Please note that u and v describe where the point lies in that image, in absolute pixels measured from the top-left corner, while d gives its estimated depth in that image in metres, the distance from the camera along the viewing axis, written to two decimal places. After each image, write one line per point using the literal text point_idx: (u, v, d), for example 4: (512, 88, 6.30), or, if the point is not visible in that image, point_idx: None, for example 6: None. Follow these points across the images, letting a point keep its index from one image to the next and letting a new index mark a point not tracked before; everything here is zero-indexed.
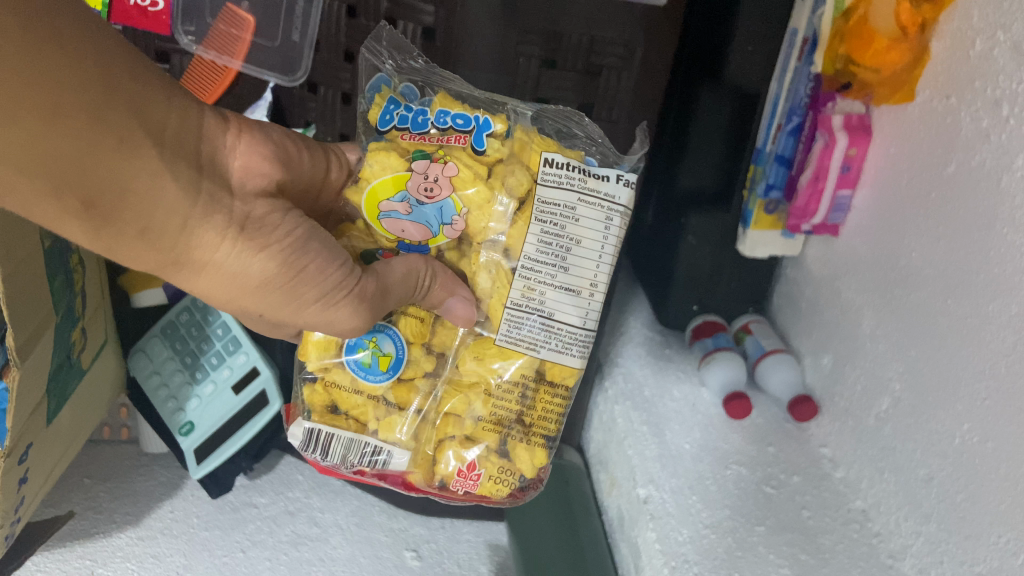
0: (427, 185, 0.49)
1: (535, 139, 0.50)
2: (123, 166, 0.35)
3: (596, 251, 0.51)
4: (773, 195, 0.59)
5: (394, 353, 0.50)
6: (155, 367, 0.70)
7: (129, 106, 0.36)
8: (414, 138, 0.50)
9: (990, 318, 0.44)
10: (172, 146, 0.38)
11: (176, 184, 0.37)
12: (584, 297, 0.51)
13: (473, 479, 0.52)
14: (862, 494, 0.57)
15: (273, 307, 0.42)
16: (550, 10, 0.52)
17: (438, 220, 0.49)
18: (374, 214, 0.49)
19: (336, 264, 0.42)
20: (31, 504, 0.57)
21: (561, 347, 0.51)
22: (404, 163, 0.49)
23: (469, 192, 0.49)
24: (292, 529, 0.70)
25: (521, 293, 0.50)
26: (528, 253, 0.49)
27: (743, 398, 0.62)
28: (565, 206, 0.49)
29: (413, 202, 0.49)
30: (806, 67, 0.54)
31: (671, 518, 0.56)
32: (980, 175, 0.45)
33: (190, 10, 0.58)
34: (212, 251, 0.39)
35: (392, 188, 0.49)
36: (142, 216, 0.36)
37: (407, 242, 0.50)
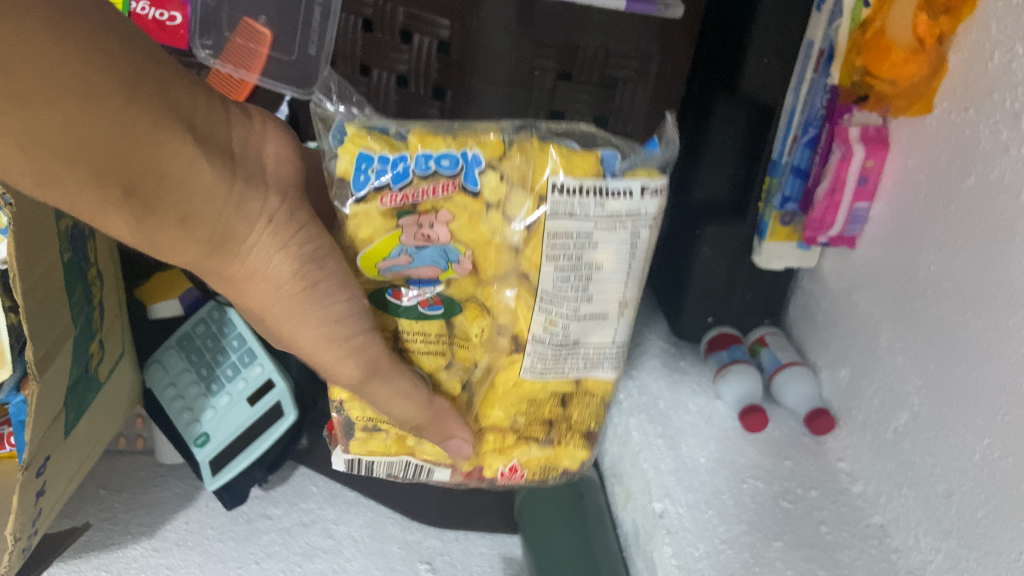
0: (425, 236, 0.47)
1: (533, 164, 0.47)
2: (162, 152, 0.35)
3: (620, 270, 0.49)
4: (788, 208, 0.59)
5: (422, 387, 0.53)
6: (171, 378, 0.70)
7: (162, 88, 0.35)
8: (398, 196, 0.46)
9: (1011, 332, 0.44)
10: (207, 135, 0.38)
11: (213, 170, 0.37)
12: (612, 317, 0.51)
13: (517, 477, 0.58)
14: (880, 509, 0.56)
15: (279, 315, 0.43)
16: (569, 23, 0.52)
17: (440, 263, 0.49)
18: (372, 267, 0.48)
19: (343, 294, 0.44)
20: (47, 517, 0.57)
21: (593, 361, 0.53)
22: (389, 220, 0.47)
23: (468, 234, 0.48)
24: (305, 541, 0.70)
25: (543, 323, 0.50)
26: (546, 291, 0.49)
27: (761, 411, 0.61)
28: (587, 234, 0.47)
29: (411, 250, 0.48)
30: (822, 78, 0.54)
31: (687, 532, 0.55)
32: (999, 189, 0.45)
33: (207, 24, 0.60)
34: (243, 242, 0.39)
35: (387, 245, 0.47)
36: (179, 202, 0.36)
37: (409, 279, 0.50)
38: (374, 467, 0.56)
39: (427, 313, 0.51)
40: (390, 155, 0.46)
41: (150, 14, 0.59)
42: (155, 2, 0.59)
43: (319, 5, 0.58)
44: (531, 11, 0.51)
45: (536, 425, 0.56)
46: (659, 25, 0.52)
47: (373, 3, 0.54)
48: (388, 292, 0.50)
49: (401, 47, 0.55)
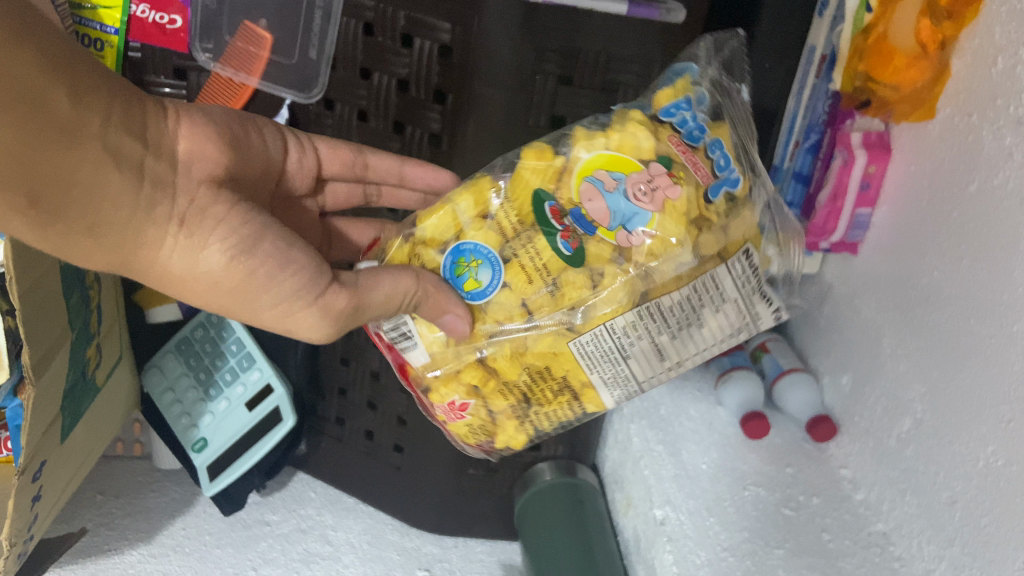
0: (644, 188, 0.44)
1: (746, 227, 0.46)
2: (67, 158, 0.37)
3: (703, 344, 0.48)
4: (791, 213, 0.61)
5: (484, 284, 0.46)
6: (169, 383, 0.70)
7: (68, 96, 0.38)
8: (682, 146, 0.45)
9: (1015, 338, 0.44)
10: (117, 140, 0.39)
11: (121, 176, 0.39)
12: (664, 369, 0.48)
13: (457, 414, 0.50)
14: (883, 516, 0.56)
15: (230, 307, 0.43)
16: (570, 28, 0.51)
17: (623, 223, 0.45)
18: (581, 172, 0.45)
19: (287, 269, 0.41)
20: (43, 522, 0.56)
21: (608, 380, 0.47)
22: (648, 153, 0.45)
23: (667, 222, 0.44)
24: (303, 547, 0.69)
25: (635, 315, 0.45)
26: (664, 298, 0.45)
27: (762, 417, 0.61)
28: (725, 293, 0.46)
29: (620, 184, 0.45)
30: (824, 84, 0.56)
31: (688, 539, 0.55)
32: (1003, 195, 0.45)
33: (208, 27, 0.59)
34: (158, 248, 0.40)
35: (605, 163, 0.45)
36: (88, 210, 0.38)
37: (582, 211, 0.45)
38: None
39: (555, 243, 0.45)
40: (700, 120, 0.47)
41: (150, 16, 0.59)
42: (154, 5, 0.59)
43: (320, 8, 0.56)
44: (534, 14, 0.51)
45: (499, 392, 0.49)
46: (661, 29, 0.52)
47: (373, 7, 0.54)
48: (548, 204, 0.45)
49: (402, 51, 0.54)
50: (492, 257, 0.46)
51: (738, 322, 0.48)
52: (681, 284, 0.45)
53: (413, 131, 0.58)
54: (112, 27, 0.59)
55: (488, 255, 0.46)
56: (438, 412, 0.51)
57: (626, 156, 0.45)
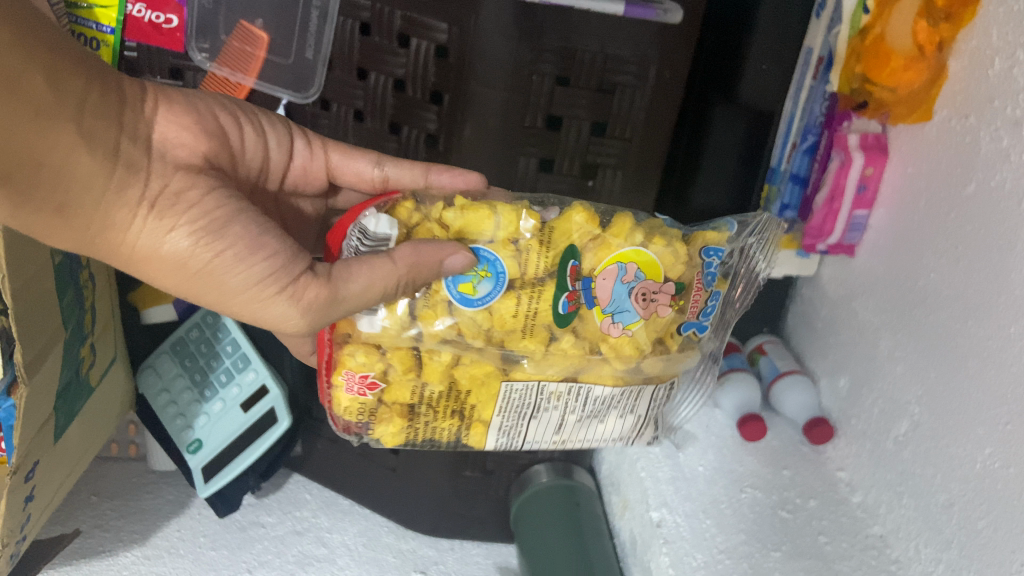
0: (647, 300, 0.45)
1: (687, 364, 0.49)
2: (40, 139, 0.37)
3: (595, 435, 0.50)
4: (787, 215, 0.60)
5: (479, 293, 0.44)
6: (164, 384, 0.69)
7: (47, 78, 0.37)
8: (699, 288, 0.46)
9: (1012, 340, 0.43)
10: (93, 122, 0.39)
11: (93, 159, 0.39)
12: (551, 439, 0.49)
13: (355, 386, 0.46)
14: (880, 519, 0.55)
15: (201, 291, 0.42)
16: (567, 27, 0.52)
17: (614, 313, 0.44)
18: (617, 252, 0.44)
19: (259, 254, 0.40)
20: (36, 523, 0.56)
21: (507, 426, 0.48)
22: (677, 272, 0.45)
23: (638, 333, 0.45)
24: (299, 549, 0.69)
25: (567, 388, 0.46)
26: (597, 389, 0.47)
27: (758, 419, 0.61)
28: (636, 406, 0.49)
29: (634, 280, 0.44)
30: (822, 85, 0.56)
31: (685, 542, 0.55)
32: (1000, 197, 0.45)
33: (204, 27, 0.59)
34: (125, 230, 0.40)
35: (642, 262, 0.44)
36: (57, 191, 0.38)
37: (592, 284, 0.44)
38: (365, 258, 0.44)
39: (555, 304, 0.44)
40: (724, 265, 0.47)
41: (146, 16, 0.59)
42: (151, 5, 0.58)
43: (316, 7, 0.57)
44: (531, 13, 0.51)
45: (403, 394, 0.46)
46: (659, 29, 0.52)
47: (369, 7, 0.54)
48: (569, 263, 0.44)
49: (398, 51, 0.54)
50: (501, 272, 0.43)
51: (629, 432, 0.51)
52: (618, 381, 0.47)
53: (410, 132, 0.57)
54: (107, 27, 0.59)
55: (496, 271, 0.43)
56: (340, 374, 0.46)
57: (663, 258, 0.44)
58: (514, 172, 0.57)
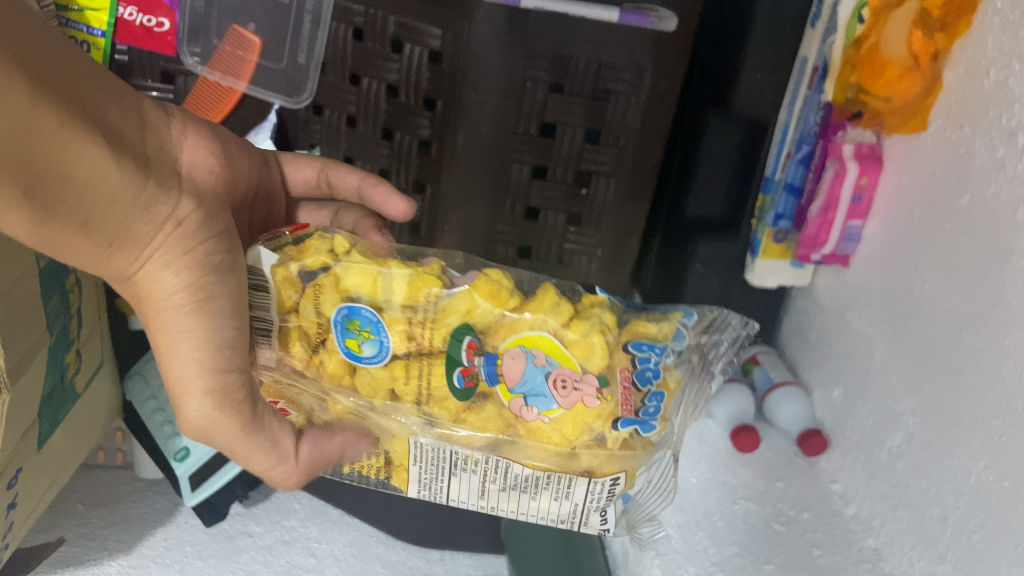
0: (567, 389, 0.39)
1: (630, 463, 0.42)
2: (67, 151, 0.34)
3: (524, 509, 0.45)
4: (782, 225, 0.58)
5: (364, 352, 0.40)
6: (152, 391, 0.69)
7: (67, 92, 0.36)
8: (627, 383, 0.40)
9: (1007, 351, 0.43)
10: (114, 137, 0.37)
11: (120, 173, 0.36)
12: (476, 502, 0.45)
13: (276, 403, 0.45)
14: (874, 532, 0.55)
15: (160, 334, 0.38)
16: (558, 33, 0.52)
17: (526, 395, 0.40)
18: (514, 338, 0.39)
19: (235, 320, 0.38)
20: (20, 531, 0.55)
21: (426, 479, 0.44)
22: (598, 363, 0.39)
23: (558, 424, 0.40)
24: (287, 560, 0.68)
25: (485, 456, 0.42)
26: (516, 466, 0.42)
27: (750, 429, 0.60)
28: (574, 493, 0.43)
29: (546, 365, 0.39)
30: (817, 95, 0.54)
31: (677, 554, 0.55)
32: (994, 207, 0.45)
33: (196, 31, 0.59)
34: (144, 248, 0.37)
35: (550, 348, 0.39)
36: (81, 206, 0.35)
37: (498, 361, 0.40)
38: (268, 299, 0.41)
39: (453, 379, 0.40)
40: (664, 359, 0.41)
41: (138, 19, 0.58)
42: (142, 7, 0.58)
43: (310, 12, 0.56)
44: (522, 19, 0.51)
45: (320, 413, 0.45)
46: (654, 37, 0.51)
47: (362, 12, 0.54)
48: (467, 338, 0.40)
49: (391, 56, 0.54)
50: (384, 335, 0.40)
51: (567, 517, 0.45)
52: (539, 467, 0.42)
53: (402, 138, 0.57)
54: (98, 30, 0.57)
55: (382, 335, 0.40)
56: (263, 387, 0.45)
57: (581, 348, 0.39)
58: (507, 177, 0.57)
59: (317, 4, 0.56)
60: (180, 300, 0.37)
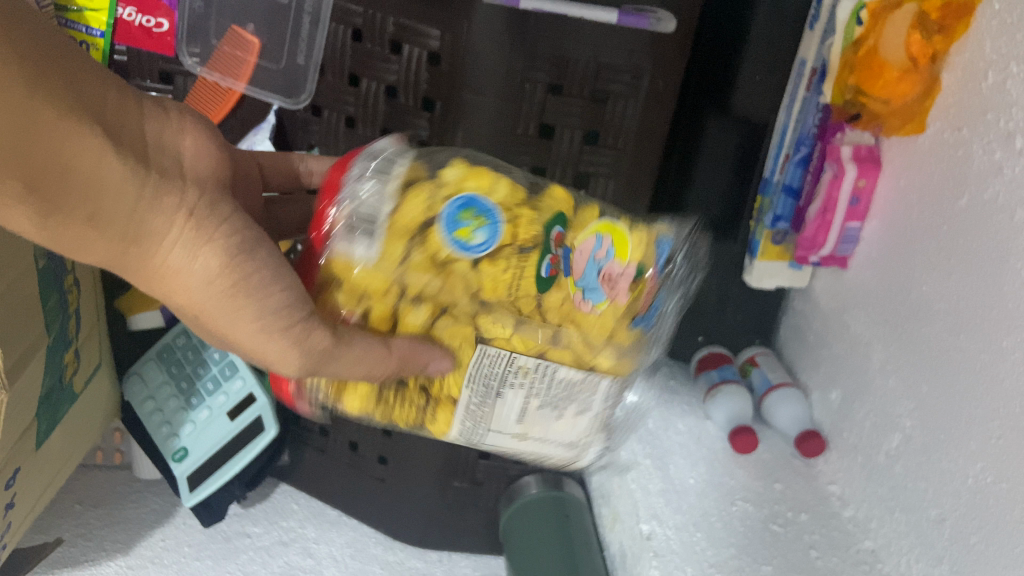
0: (624, 277, 0.45)
1: (632, 362, 0.47)
2: (66, 140, 0.31)
3: (550, 433, 0.47)
4: (780, 226, 0.59)
5: (482, 242, 0.41)
6: (150, 392, 0.69)
7: (61, 78, 0.32)
8: (653, 272, 0.46)
9: (1004, 354, 0.43)
10: (111, 128, 0.33)
11: (123, 166, 0.32)
12: (515, 428, 0.47)
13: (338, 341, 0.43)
14: (871, 534, 0.55)
15: (209, 315, 0.36)
16: (559, 36, 0.52)
17: (585, 288, 0.44)
18: (594, 230, 0.44)
19: (278, 283, 0.36)
20: (17, 531, 0.55)
21: (473, 407, 0.45)
22: (636, 255, 0.45)
23: (603, 313, 0.45)
24: (284, 560, 0.68)
25: (535, 365, 0.44)
26: (563, 370, 0.45)
27: (749, 431, 0.60)
28: (591, 403, 0.47)
29: (609, 261, 0.44)
30: (815, 96, 0.55)
31: (675, 555, 0.54)
32: (992, 209, 0.45)
33: (195, 31, 0.59)
34: (160, 242, 0.34)
35: (615, 242, 0.44)
36: (87, 199, 0.32)
37: (575, 254, 0.43)
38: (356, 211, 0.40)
39: (545, 264, 0.42)
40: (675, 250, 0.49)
41: (137, 20, 0.59)
42: (142, 8, 0.59)
43: (309, 13, 0.56)
44: (523, 20, 0.51)
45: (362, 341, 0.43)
46: (652, 38, 0.51)
47: (362, 13, 0.54)
48: (556, 228, 0.42)
49: (390, 57, 0.54)
50: (500, 219, 0.41)
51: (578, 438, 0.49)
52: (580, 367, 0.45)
53: None
54: (99, 31, 0.59)
55: (496, 221, 0.41)
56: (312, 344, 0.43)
57: (639, 252, 0.45)
58: None
59: (316, 5, 0.56)
60: (219, 284, 0.35)
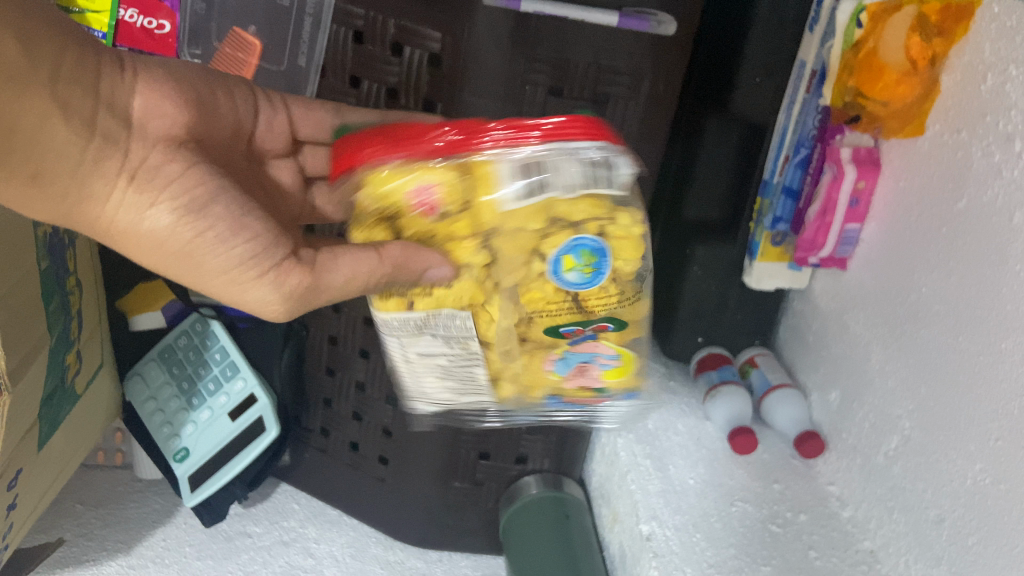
0: (583, 374, 0.50)
1: (502, 398, 0.51)
2: (17, 106, 0.35)
3: (412, 373, 0.50)
4: (779, 228, 0.59)
5: (558, 269, 0.42)
6: (151, 393, 0.69)
7: (23, 45, 0.35)
8: (592, 399, 0.53)
9: (1002, 356, 0.43)
10: (68, 90, 0.37)
11: (67, 128, 0.37)
12: (409, 356, 0.48)
13: (418, 199, 0.41)
14: (870, 534, 0.55)
15: (183, 269, 0.40)
16: (559, 39, 0.51)
17: (562, 359, 0.49)
18: (618, 349, 0.49)
19: (239, 236, 0.39)
20: (19, 532, 0.55)
21: (406, 324, 0.46)
22: (610, 382, 0.51)
23: (536, 374, 0.49)
24: (286, 560, 0.69)
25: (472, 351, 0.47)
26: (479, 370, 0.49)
27: (750, 432, 0.60)
28: (465, 389, 0.51)
29: (596, 364, 0.49)
30: (815, 99, 0.55)
31: (675, 555, 0.54)
32: (990, 212, 0.45)
33: (196, 34, 0.60)
34: (104, 204, 0.39)
35: (616, 364, 0.50)
36: (32, 158, 0.36)
37: (591, 339, 0.48)
38: (557, 173, 0.39)
39: (563, 325, 0.46)
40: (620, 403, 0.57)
41: (138, 21, 0.59)
42: (144, 10, 0.58)
43: (310, 15, 0.57)
44: (525, 21, 0.50)
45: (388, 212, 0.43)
46: (653, 41, 0.52)
47: (363, 15, 0.54)
48: (597, 321, 0.46)
49: (391, 59, 0.54)
50: (594, 283, 0.43)
51: (431, 391, 0.51)
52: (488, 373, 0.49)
53: None
54: (99, 31, 0.58)
55: (594, 277, 0.43)
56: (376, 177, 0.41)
57: (617, 382, 0.51)
58: None
59: (317, 7, 0.56)
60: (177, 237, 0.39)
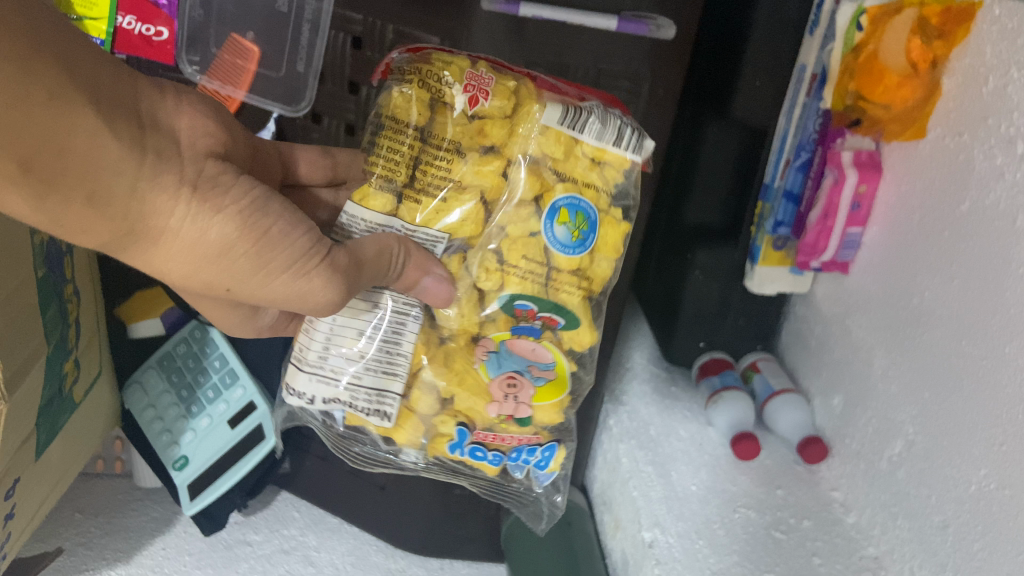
0: (509, 392, 0.50)
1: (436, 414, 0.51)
2: (59, 121, 0.33)
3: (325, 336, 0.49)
4: (781, 232, 0.58)
5: (561, 227, 0.46)
6: (150, 400, 0.68)
7: (54, 61, 0.34)
8: (495, 436, 0.52)
9: (1007, 360, 0.43)
10: (106, 106, 0.36)
11: (119, 145, 0.35)
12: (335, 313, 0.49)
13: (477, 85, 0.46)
14: (874, 540, 0.55)
15: (240, 279, 0.40)
16: (559, 39, 0.53)
17: (495, 353, 0.50)
18: (559, 368, 0.51)
19: (300, 228, 0.41)
20: (17, 541, 0.55)
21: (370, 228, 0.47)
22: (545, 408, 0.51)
23: (479, 372, 0.50)
24: (286, 568, 0.68)
25: (401, 339, 0.49)
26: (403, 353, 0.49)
27: (751, 439, 0.60)
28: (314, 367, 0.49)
29: (528, 378, 0.50)
30: (815, 102, 0.54)
31: (677, 563, 0.55)
32: (993, 215, 0.44)
33: (195, 39, 0.58)
34: (168, 216, 0.37)
35: (548, 384, 0.51)
36: (86, 174, 0.35)
37: (533, 337, 0.49)
38: (587, 128, 0.46)
39: (524, 297, 0.48)
40: (526, 457, 0.53)
41: (137, 28, 0.57)
42: (141, 16, 0.57)
43: (308, 20, 0.56)
44: (521, 27, 0.53)
45: (427, 104, 0.47)
46: (652, 45, 0.52)
47: (362, 20, 0.54)
48: (543, 318, 0.49)
49: None
50: (575, 251, 0.47)
51: (312, 366, 0.49)
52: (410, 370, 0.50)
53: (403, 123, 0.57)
54: (97, 38, 0.56)
55: (580, 244, 0.47)
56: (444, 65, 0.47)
57: (543, 405, 0.51)
58: None
59: (315, 12, 0.56)
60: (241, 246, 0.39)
